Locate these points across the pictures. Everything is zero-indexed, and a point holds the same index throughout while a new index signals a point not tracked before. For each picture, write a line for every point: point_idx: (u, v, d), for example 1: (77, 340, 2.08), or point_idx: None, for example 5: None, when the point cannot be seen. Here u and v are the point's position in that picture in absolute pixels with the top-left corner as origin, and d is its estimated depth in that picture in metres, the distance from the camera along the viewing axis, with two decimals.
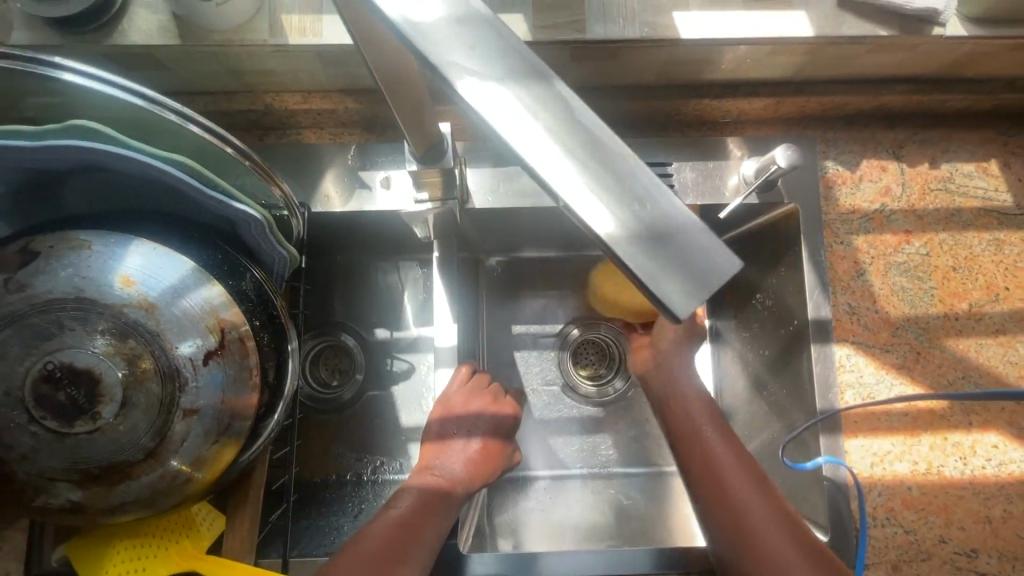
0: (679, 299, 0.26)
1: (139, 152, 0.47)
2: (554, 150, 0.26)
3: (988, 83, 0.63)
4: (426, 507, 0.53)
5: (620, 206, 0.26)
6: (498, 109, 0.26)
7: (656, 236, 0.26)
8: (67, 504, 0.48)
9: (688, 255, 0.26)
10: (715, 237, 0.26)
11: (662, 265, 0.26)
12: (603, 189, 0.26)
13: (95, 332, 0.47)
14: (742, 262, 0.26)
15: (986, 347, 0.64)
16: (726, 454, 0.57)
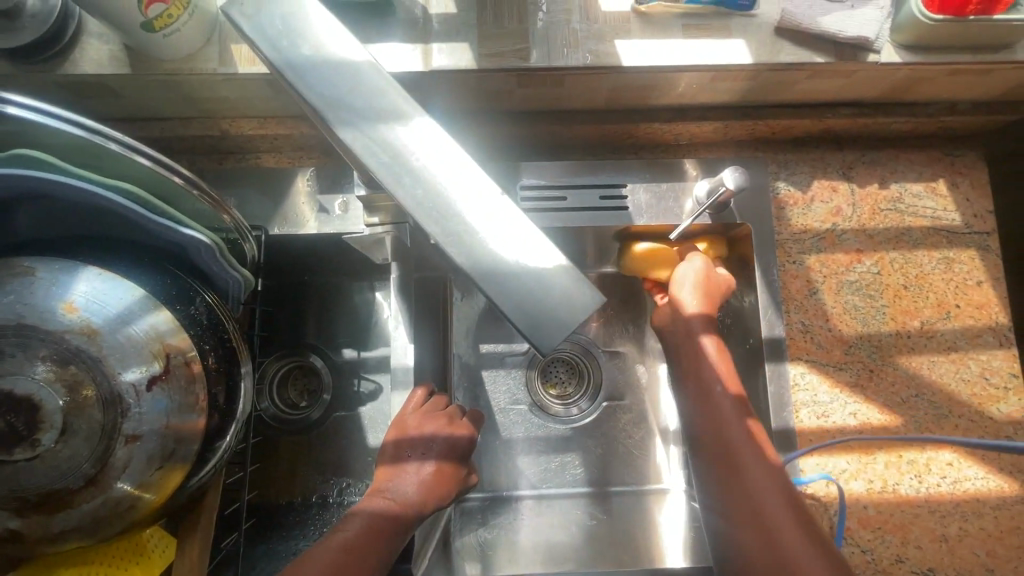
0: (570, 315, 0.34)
1: (82, 180, 0.47)
2: (473, 203, 0.35)
3: (929, 106, 0.64)
4: (374, 531, 0.53)
5: (522, 246, 0.34)
6: (431, 161, 0.35)
7: (542, 272, 0.34)
8: (7, 532, 0.48)
9: (566, 285, 0.34)
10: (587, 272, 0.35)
11: (543, 292, 0.34)
12: (502, 231, 0.34)
13: (36, 359, 0.47)
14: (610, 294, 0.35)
15: (938, 364, 0.65)
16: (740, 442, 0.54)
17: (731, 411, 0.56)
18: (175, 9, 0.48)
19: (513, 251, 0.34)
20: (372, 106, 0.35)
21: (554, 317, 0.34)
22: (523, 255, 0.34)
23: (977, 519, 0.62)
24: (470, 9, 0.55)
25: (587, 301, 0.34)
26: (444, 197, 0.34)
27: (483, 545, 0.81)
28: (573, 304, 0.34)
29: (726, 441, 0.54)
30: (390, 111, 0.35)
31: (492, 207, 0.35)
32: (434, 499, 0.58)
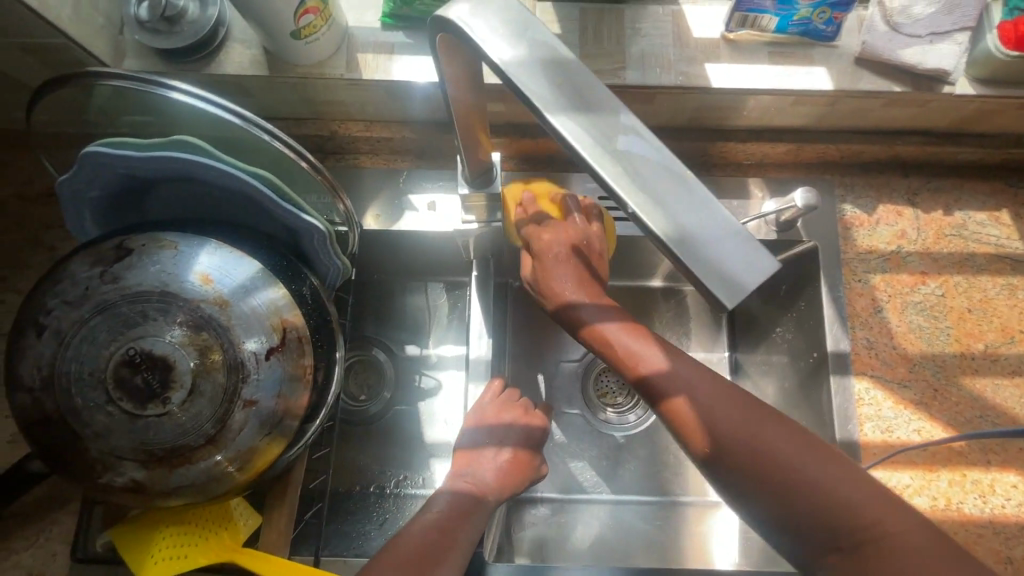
0: (723, 288, 0.28)
1: (228, 165, 0.52)
2: (619, 160, 0.30)
3: (995, 139, 0.68)
4: (459, 512, 0.56)
5: (671, 211, 0.29)
6: (569, 116, 0.31)
7: (694, 235, 0.29)
8: (130, 483, 0.52)
9: (725, 253, 0.29)
10: (751, 242, 0.29)
11: (711, 264, 0.29)
12: (665, 196, 0.30)
13: (174, 323, 0.51)
14: (777, 265, 0.29)
15: (1002, 387, 0.66)
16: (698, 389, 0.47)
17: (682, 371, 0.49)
18: (320, 20, 0.54)
19: (677, 217, 0.29)
20: (517, 55, 0.33)
21: (718, 290, 0.28)
22: (692, 222, 0.29)
23: None
24: (572, 31, 0.61)
25: (747, 273, 0.29)
26: (582, 156, 0.31)
27: (535, 543, 0.84)
28: (741, 280, 0.29)
29: (685, 401, 0.47)
30: (543, 62, 0.32)
31: (653, 168, 0.30)
32: (509, 486, 0.60)
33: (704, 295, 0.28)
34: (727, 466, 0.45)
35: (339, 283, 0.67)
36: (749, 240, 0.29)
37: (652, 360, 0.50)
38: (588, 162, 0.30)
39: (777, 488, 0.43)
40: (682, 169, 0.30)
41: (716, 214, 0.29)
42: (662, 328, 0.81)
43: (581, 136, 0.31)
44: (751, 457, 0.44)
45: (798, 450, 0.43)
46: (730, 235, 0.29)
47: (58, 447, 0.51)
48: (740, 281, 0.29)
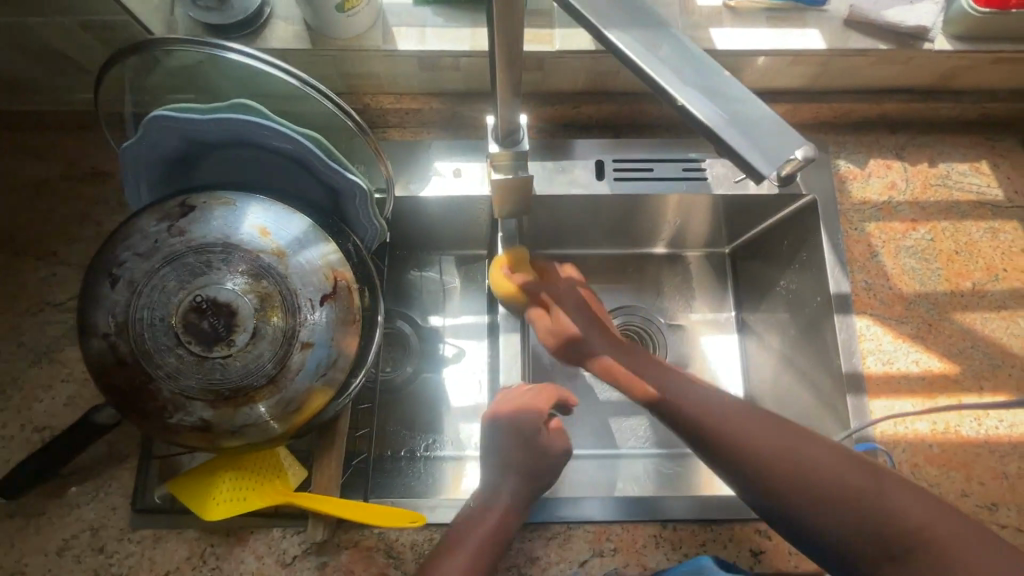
0: (761, 160, 0.34)
1: (282, 125, 0.58)
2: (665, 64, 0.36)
3: (971, 95, 0.74)
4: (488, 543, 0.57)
5: (714, 100, 0.35)
6: (623, 30, 0.36)
7: (735, 119, 0.34)
8: (198, 423, 0.55)
9: (761, 132, 0.34)
10: (783, 123, 0.35)
11: (751, 141, 0.34)
12: (706, 91, 0.35)
13: (236, 272, 0.56)
14: (805, 140, 0.35)
15: (990, 321, 0.72)
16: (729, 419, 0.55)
17: (719, 406, 0.56)
18: None
19: (716, 106, 0.35)
20: None
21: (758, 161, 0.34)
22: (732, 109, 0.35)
23: None
24: None
25: (783, 146, 0.34)
26: (636, 61, 0.36)
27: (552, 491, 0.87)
28: (776, 152, 0.34)
29: (712, 425, 0.55)
30: None
31: (694, 70, 0.36)
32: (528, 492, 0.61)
33: (746, 163, 0.33)
34: (758, 483, 0.52)
35: (375, 245, 0.71)
36: (780, 123, 0.35)
37: (674, 389, 0.60)
38: (638, 62, 0.35)
39: (802, 495, 0.50)
40: (718, 69, 0.36)
41: (747, 100, 0.35)
42: (670, 289, 0.92)
43: (630, 44, 0.36)
44: (759, 458, 0.52)
45: (814, 457, 0.51)
46: (764, 118, 0.34)
47: (130, 390, 0.54)
48: (778, 152, 0.33)
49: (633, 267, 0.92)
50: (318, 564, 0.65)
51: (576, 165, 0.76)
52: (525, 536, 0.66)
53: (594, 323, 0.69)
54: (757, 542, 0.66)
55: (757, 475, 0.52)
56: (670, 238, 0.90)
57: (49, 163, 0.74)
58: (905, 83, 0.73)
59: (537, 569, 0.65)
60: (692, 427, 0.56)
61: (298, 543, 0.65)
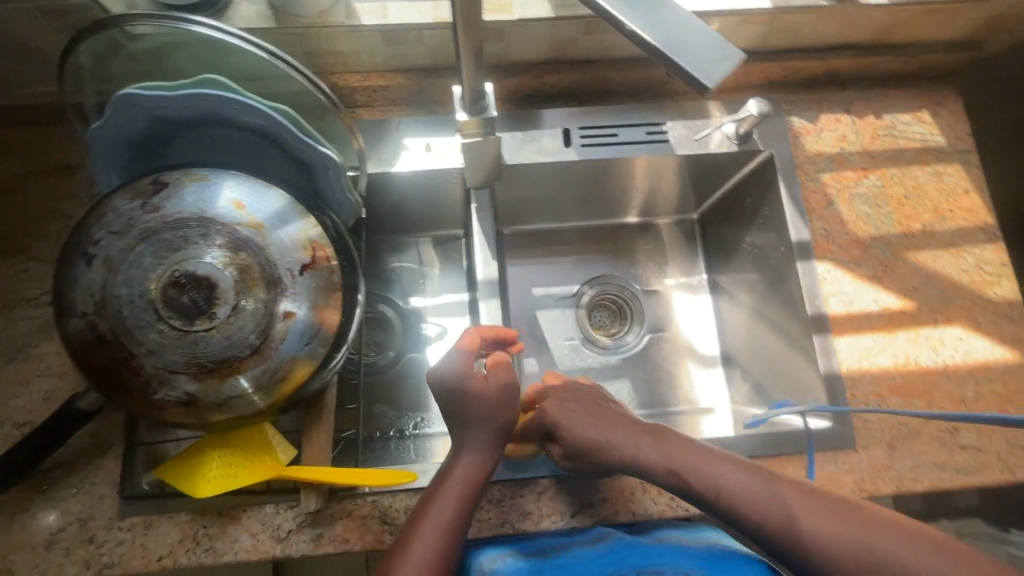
0: (703, 73, 0.37)
1: (251, 99, 0.58)
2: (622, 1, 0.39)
3: (908, 48, 0.79)
4: (456, 518, 0.56)
5: (663, 26, 0.38)
6: None
7: (680, 41, 0.38)
8: (184, 397, 0.56)
9: (701, 53, 0.38)
10: (721, 41, 0.38)
11: (690, 61, 0.38)
12: (657, 15, 0.39)
13: (213, 245, 0.56)
14: (742, 54, 0.38)
15: (940, 258, 0.77)
16: (771, 502, 0.51)
17: (757, 490, 0.52)
18: None
19: (664, 31, 0.38)
20: None
21: (699, 77, 0.37)
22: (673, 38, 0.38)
23: (988, 382, 0.73)
24: None
25: (725, 63, 0.38)
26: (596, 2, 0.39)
27: None
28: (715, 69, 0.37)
29: (761, 518, 0.51)
30: None
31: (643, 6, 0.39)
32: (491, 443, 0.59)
33: (691, 80, 0.37)
34: (798, 564, 0.49)
35: (351, 221, 0.72)
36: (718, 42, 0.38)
37: (702, 472, 0.54)
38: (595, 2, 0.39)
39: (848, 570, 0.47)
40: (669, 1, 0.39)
41: (691, 25, 0.38)
42: (644, 257, 0.99)
43: None
44: (812, 546, 0.48)
45: (864, 536, 0.48)
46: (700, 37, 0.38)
47: (112, 368, 0.55)
48: (716, 67, 0.37)
49: (607, 235, 1.00)
50: (313, 536, 0.65)
51: (544, 134, 0.78)
52: (516, 492, 0.67)
53: (598, 414, 0.61)
54: None
55: (794, 554, 0.49)
56: (640, 205, 0.96)
57: (13, 159, 0.74)
58: (848, 39, 0.78)
59: (530, 523, 0.66)
60: (738, 519, 0.52)
61: (292, 517, 0.66)
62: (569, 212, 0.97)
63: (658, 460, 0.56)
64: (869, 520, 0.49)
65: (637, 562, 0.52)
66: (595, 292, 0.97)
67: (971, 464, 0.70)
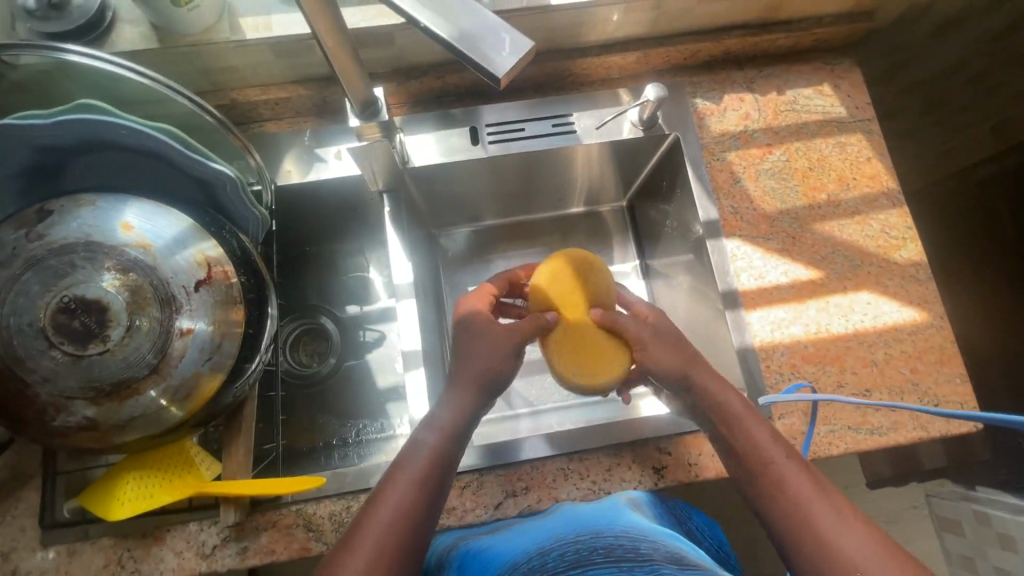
0: (494, 65, 0.35)
1: (131, 121, 0.58)
2: None
3: (802, 24, 0.81)
4: (425, 490, 0.54)
5: (450, 16, 0.36)
6: None
7: (468, 33, 0.36)
8: (84, 421, 0.56)
9: (491, 43, 0.35)
10: (508, 27, 0.36)
11: (479, 50, 0.35)
12: (446, 7, 0.36)
13: (102, 269, 0.56)
14: (533, 41, 0.35)
15: (846, 226, 0.78)
16: (806, 495, 0.53)
17: (798, 480, 0.55)
18: None
19: (456, 25, 0.36)
20: None
21: (487, 65, 0.35)
22: (460, 28, 0.36)
23: (898, 344, 0.74)
24: None
25: (514, 50, 0.35)
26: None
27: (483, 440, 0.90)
28: (503, 55, 0.35)
29: (783, 499, 0.54)
30: None
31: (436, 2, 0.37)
32: (467, 411, 0.59)
33: (482, 73, 0.34)
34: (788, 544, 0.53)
35: (262, 235, 0.73)
36: (505, 29, 0.36)
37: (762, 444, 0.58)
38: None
39: (807, 541, 0.51)
40: None
41: (480, 17, 0.36)
42: (578, 248, 1.02)
43: None
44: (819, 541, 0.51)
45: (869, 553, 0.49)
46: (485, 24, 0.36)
47: (6, 398, 0.55)
48: (505, 55, 0.35)
49: (538, 229, 1.02)
50: (237, 550, 0.66)
51: (452, 134, 0.80)
52: None
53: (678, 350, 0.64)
54: (658, 458, 0.70)
55: (788, 536, 0.53)
56: (585, 196, 0.98)
57: None
58: (741, 19, 0.79)
59: (454, 519, 0.67)
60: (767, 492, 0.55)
61: (215, 533, 0.66)
62: (498, 209, 0.98)
63: (734, 414, 0.60)
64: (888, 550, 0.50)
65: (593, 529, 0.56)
66: None
67: (884, 425, 0.71)
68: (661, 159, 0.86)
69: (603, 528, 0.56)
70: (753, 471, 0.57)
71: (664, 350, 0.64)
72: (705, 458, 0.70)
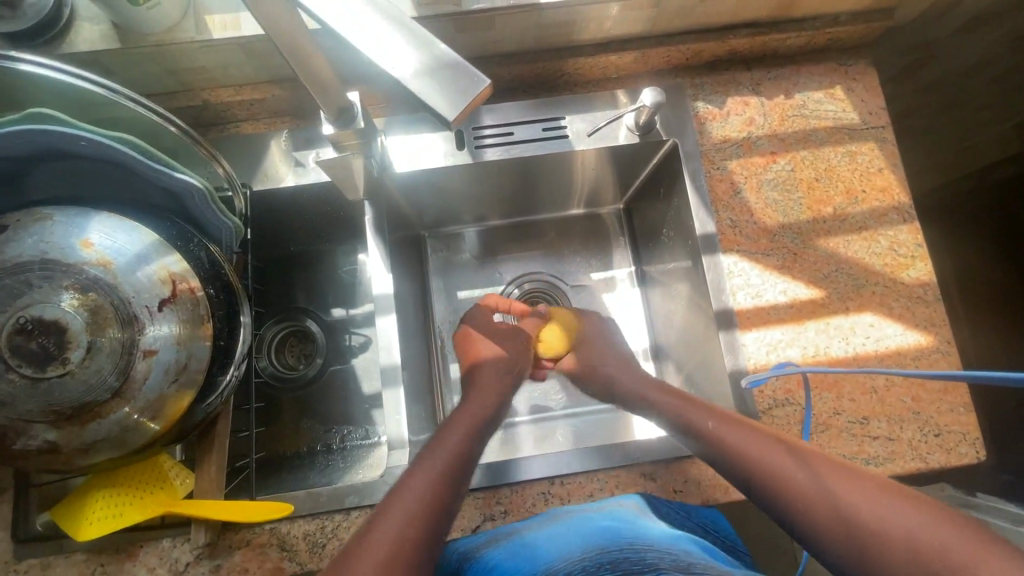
0: (449, 106, 0.34)
1: (89, 132, 0.55)
2: (366, 29, 0.36)
3: (815, 21, 0.75)
4: (440, 485, 0.55)
5: (403, 52, 0.36)
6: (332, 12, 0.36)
7: (421, 70, 0.35)
8: (45, 445, 0.54)
9: (446, 80, 0.35)
10: (461, 60, 0.35)
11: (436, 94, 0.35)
12: (400, 45, 0.36)
13: (61, 288, 0.54)
14: (487, 77, 0.35)
15: (852, 243, 0.74)
16: (764, 455, 0.55)
17: (743, 437, 0.58)
18: None
19: (410, 61, 0.35)
20: None
21: (443, 108, 0.34)
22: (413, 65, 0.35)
23: (901, 370, 0.71)
24: None
25: (468, 85, 0.35)
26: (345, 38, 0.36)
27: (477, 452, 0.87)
28: (457, 97, 0.35)
29: (746, 462, 0.56)
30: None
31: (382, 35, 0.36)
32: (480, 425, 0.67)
33: (437, 117, 0.34)
34: (780, 512, 0.52)
35: (236, 244, 0.70)
36: (459, 63, 0.35)
37: (705, 420, 0.62)
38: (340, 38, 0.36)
39: (812, 510, 0.49)
40: (406, 22, 0.36)
41: (433, 51, 0.36)
42: (572, 253, 0.98)
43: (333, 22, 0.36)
44: (795, 491, 0.51)
45: (846, 485, 0.49)
46: (440, 58, 0.35)
47: None
48: (459, 92, 0.35)
49: (529, 233, 0.99)
50: (210, 568, 0.65)
51: (437, 137, 0.76)
52: None
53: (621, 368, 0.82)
54: (641, 484, 0.68)
55: (773, 501, 0.53)
56: (583, 198, 0.94)
57: None
58: (747, 16, 0.74)
59: None
60: (735, 468, 0.57)
61: (188, 550, 0.65)
62: (488, 212, 0.95)
63: (691, 419, 0.64)
64: (863, 480, 0.49)
65: (597, 539, 0.55)
66: (521, 289, 0.97)
67: (882, 456, 0.68)
68: (660, 164, 0.81)
69: (608, 548, 0.53)
70: (744, 476, 0.56)
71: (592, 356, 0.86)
72: (691, 485, 0.68)
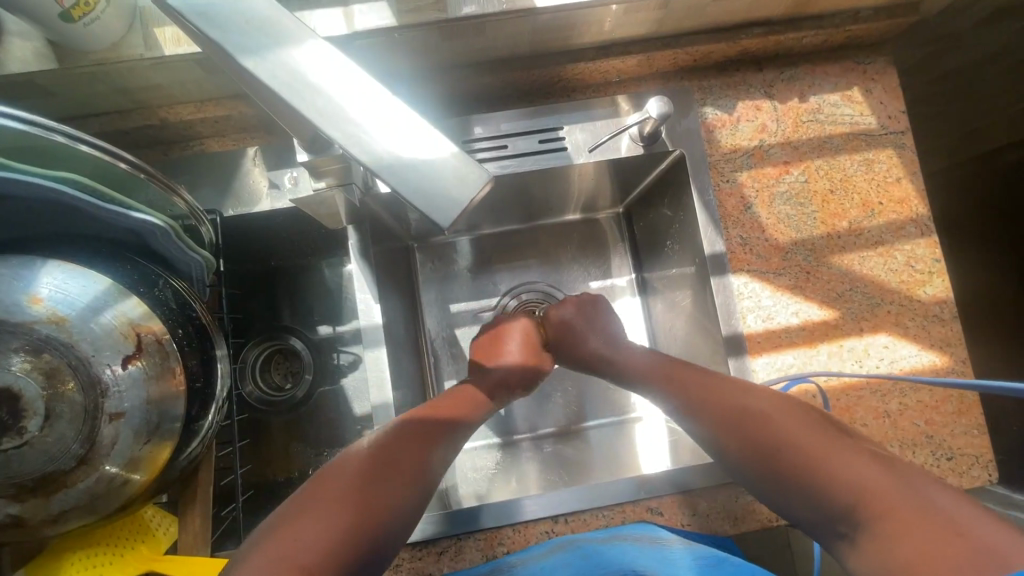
0: (450, 208, 0.32)
1: (26, 173, 0.47)
2: (351, 117, 0.33)
3: (833, 18, 0.69)
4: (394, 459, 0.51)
5: (397, 143, 0.33)
6: (315, 93, 0.33)
7: (418, 165, 0.33)
8: (8, 518, 0.50)
9: (446, 177, 0.33)
10: (461, 151, 0.33)
11: (425, 190, 0.33)
12: (389, 136, 0.33)
13: (10, 351, 0.48)
14: (487, 171, 0.33)
15: (868, 259, 0.70)
16: (797, 417, 0.51)
17: (776, 403, 0.54)
18: None
19: (403, 158, 0.33)
20: (243, 27, 0.33)
21: (432, 212, 0.32)
22: (398, 145, 0.33)
23: (914, 393, 0.68)
24: None
25: (471, 179, 0.33)
26: (330, 129, 0.33)
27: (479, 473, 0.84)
28: (456, 194, 0.32)
29: (775, 421, 0.51)
30: (282, 37, 0.33)
31: (374, 87, 0.33)
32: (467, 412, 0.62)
33: (438, 224, 0.32)
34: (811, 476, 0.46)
35: (208, 277, 0.65)
36: (453, 151, 0.33)
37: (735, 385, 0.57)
38: (325, 134, 0.33)
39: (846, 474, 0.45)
40: (394, 107, 0.33)
41: (426, 142, 0.33)
42: (570, 261, 0.93)
43: (314, 113, 0.33)
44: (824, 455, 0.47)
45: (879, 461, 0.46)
46: (428, 139, 0.33)
47: None
48: (459, 192, 0.32)
49: (524, 240, 0.94)
50: None
51: None
52: (415, 555, 0.64)
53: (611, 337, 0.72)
54: (648, 519, 0.66)
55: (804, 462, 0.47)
56: (580, 205, 0.89)
57: None
58: (759, 15, 0.68)
59: None
60: (756, 423, 0.52)
61: None
62: (480, 220, 0.89)
63: (711, 379, 0.59)
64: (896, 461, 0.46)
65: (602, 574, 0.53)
66: (518, 300, 0.91)
67: None
68: (664, 174, 0.76)
69: None
70: (775, 430, 0.51)
71: (602, 342, 0.71)
72: (698, 519, 0.66)
